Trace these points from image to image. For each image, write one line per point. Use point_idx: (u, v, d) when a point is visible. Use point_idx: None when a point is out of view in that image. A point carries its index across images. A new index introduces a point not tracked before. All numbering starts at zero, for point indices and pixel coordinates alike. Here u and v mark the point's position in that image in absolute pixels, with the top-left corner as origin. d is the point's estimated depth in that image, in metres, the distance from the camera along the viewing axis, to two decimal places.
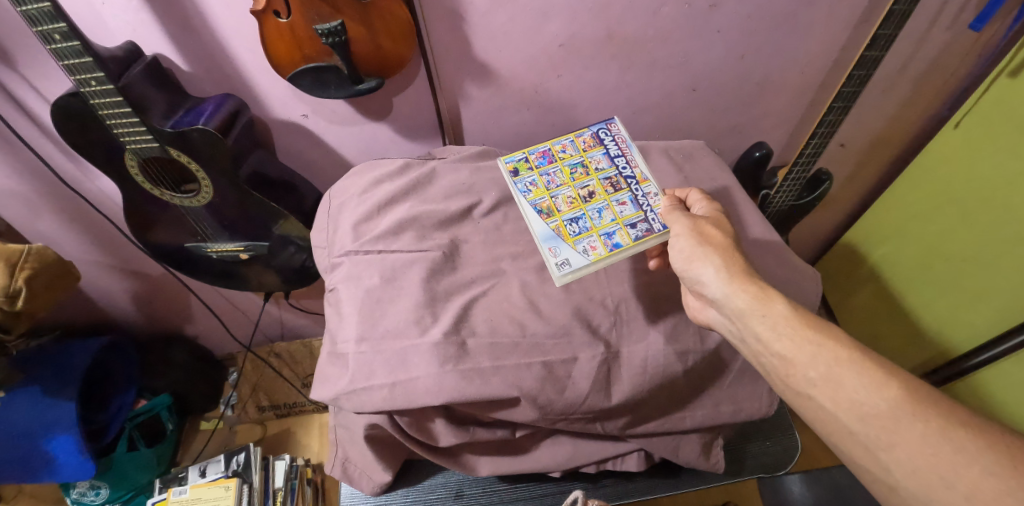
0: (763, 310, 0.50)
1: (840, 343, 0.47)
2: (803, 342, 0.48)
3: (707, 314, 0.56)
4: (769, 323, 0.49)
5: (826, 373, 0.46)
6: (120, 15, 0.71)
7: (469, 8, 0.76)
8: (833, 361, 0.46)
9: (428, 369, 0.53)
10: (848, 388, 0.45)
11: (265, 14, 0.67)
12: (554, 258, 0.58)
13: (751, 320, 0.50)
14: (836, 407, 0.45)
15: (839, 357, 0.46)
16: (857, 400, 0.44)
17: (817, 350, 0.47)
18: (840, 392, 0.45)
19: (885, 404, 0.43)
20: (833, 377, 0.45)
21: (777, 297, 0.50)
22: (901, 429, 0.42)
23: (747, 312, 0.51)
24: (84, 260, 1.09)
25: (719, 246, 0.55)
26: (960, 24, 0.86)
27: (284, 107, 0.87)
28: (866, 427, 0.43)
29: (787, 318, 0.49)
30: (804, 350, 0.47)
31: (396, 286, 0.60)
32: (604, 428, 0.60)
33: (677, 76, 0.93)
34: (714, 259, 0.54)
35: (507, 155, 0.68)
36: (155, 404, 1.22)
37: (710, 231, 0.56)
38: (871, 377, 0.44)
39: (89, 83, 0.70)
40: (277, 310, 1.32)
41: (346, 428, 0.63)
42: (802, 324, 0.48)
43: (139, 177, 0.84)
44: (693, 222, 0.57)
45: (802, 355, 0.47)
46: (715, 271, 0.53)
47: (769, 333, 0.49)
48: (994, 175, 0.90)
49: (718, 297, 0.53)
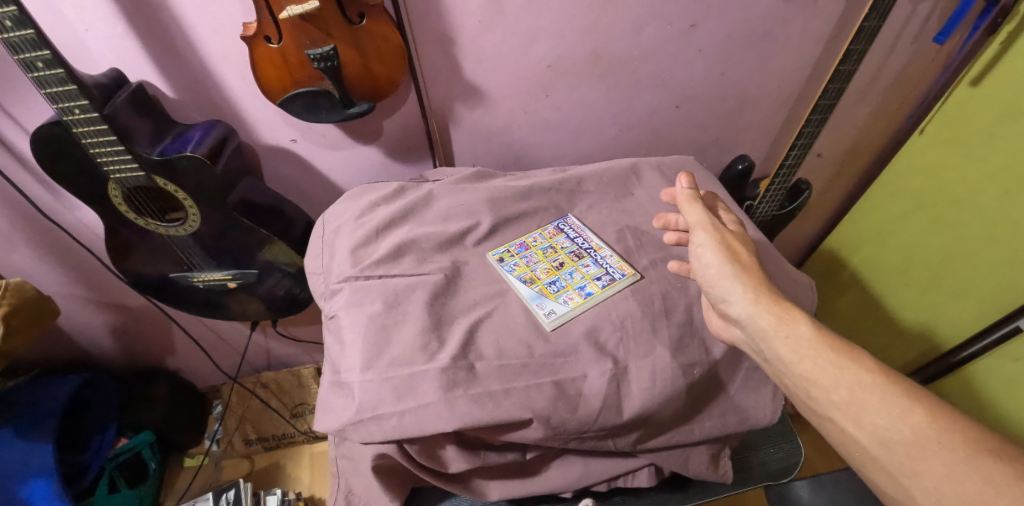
0: (786, 331, 0.51)
1: (863, 366, 0.48)
2: (826, 365, 0.49)
3: (731, 333, 0.57)
4: (791, 345, 0.50)
5: (849, 397, 0.47)
6: (105, 41, 0.71)
7: (459, 29, 0.78)
8: (857, 386, 0.47)
9: (435, 397, 0.52)
10: (870, 412, 0.46)
11: (255, 39, 0.67)
12: (540, 309, 0.61)
13: (775, 341, 0.51)
14: (858, 431, 0.46)
15: (862, 381, 0.47)
16: (879, 425, 0.45)
17: (840, 373, 0.48)
18: (863, 416, 0.46)
19: (909, 430, 0.44)
20: (855, 401, 0.47)
21: (802, 317, 0.51)
22: (924, 456, 0.43)
23: (771, 333, 0.52)
24: (61, 295, 1.04)
25: (745, 264, 0.55)
26: (925, 37, 0.92)
27: (272, 132, 0.87)
28: (889, 454, 0.44)
29: (809, 340, 0.50)
30: (827, 372, 0.48)
31: (400, 311, 0.60)
32: (616, 446, 0.58)
33: (662, 93, 0.95)
34: (740, 279, 0.54)
35: (493, 248, 0.69)
36: (136, 443, 1.18)
37: (737, 247, 0.57)
38: (896, 403, 0.45)
39: (72, 112, 0.68)
40: (263, 339, 1.29)
41: (349, 458, 0.61)
42: (827, 346, 0.49)
43: (123, 206, 0.81)
44: (720, 234, 0.58)
45: (826, 378, 0.48)
46: (741, 292, 0.53)
47: (792, 355, 0.50)
48: (965, 180, 0.94)
49: (742, 318, 0.53)
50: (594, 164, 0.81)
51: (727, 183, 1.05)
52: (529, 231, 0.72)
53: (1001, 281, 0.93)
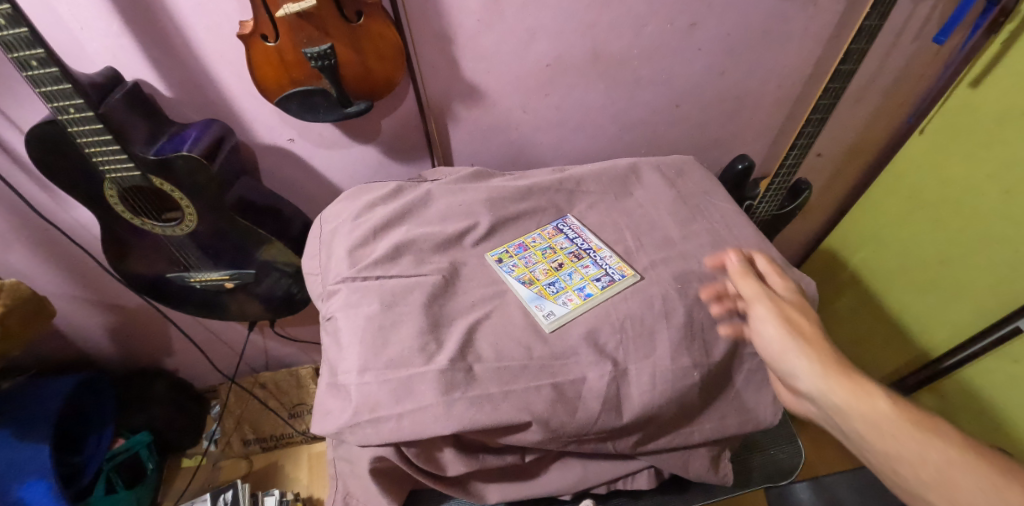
0: (862, 408, 0.48)
1: (949, 442, 0.45)
2: (911, 443, 0.46)
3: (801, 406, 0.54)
4: (870, 423, 0.48)
5: (937, 475, 0.44)
6: (100, 39, 0.70)
7: (457, 27, 0.77)
8: (944, 463, 0.44)
9: (433, 399, 0.52)
10: (961, 490, 0.43)
11: (251, 38, 0.66)
12: (539, 311, 0.61)
13: (851, 419, 0.49)
14: None
15: (950, 457, 0.45)
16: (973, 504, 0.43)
17: (925, 450, 0.45)
18: (954, 494, 0.43)
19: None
20: (944, 478, 0.44)
21: (877, 393, 0.49)
22: None
23: (846, 410, 0.49)
24: (57, 295, 1.04)
25: (810, 338, 0.53)
26: (926, 36, 0.91)
27: (269, 131, 0.86)
28: None
29: (889, 416, 0.47)
30: (911, 450, 0.46)
31: (398, 312, 0.59)
32: (615, 448, 0.58)
33: (662, 92, 0.94)
34: (807, 354, 0.52)
35: (491, 248, 0.68)
36: (134, 443, 1.19)
37: (798, 320, 0.54)
38: (987, 480, 0.43)
39: (67, 111, 0.68)
40: (261, 339, 1.28)
41: (347, 460, 0.60)
42: (907, 421, 0.47)
43: (119, 206, 0.81)
44: (778, 306, 0.55)
45: (910, 455, 0.46)
46: (809, 368, 0.51)
47: (871, 433, 0.48)
48: (967, 180, 0.93)
49: (814, 395, 0.51)
50: (594, 164, 0.80)
51: (727, 183, 1.04)
52: (527, 231, 0.72)
53: (1001, 282, 0.93)
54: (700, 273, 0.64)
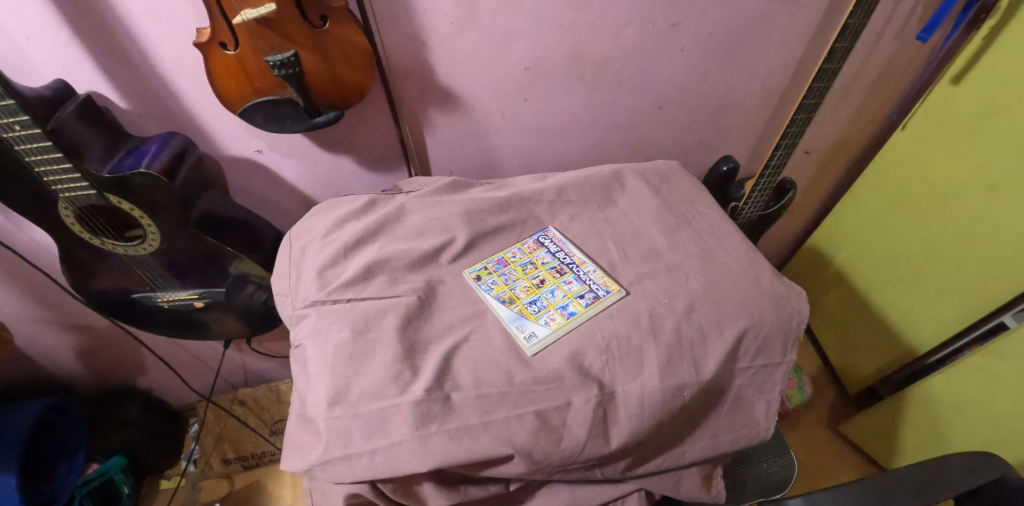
0: None
1: None
2: None
3: None
4: None
5: None
6: (47, 51, 0.65)
7: (429, 32, 0.74)
8: None
9: (408, 434, 0.49)
10: None
11: (209, 46, 0.62)
12: (521, 333, 0.58)
13: None
14: None
15: None
16: None
17: None
18: None
19: None
20: None
21: None
22: None
23: None
24: (18, 318, 0.98)
25: None
26: (908, 34, 0.90)
27: (236, 143, 0.82)
28: None
29: None
30: None
31: (370, 337, 0.56)
32: (604, 474, 0.54)
33: (644, 94, 0.91)
34: None
35: (469, 265, 0.66)
36: (108, 468, 1.12)
37: None
38: None
39: (12, 128, 0.63)
40: (238, 355, 1.24)
41: (322, 494, 0.55)
42: None
43: (76, 226, 0.76)
44: None
45: None
46: None
47: None
48: (951, 177, 0.93)
49: None
50: (577, 171, 0.78)
51: (712, 185, 1.02)
52: (506, 247, 0.69)
53: (986, 278, 0.91)
54: (688, 286, 0.62)
